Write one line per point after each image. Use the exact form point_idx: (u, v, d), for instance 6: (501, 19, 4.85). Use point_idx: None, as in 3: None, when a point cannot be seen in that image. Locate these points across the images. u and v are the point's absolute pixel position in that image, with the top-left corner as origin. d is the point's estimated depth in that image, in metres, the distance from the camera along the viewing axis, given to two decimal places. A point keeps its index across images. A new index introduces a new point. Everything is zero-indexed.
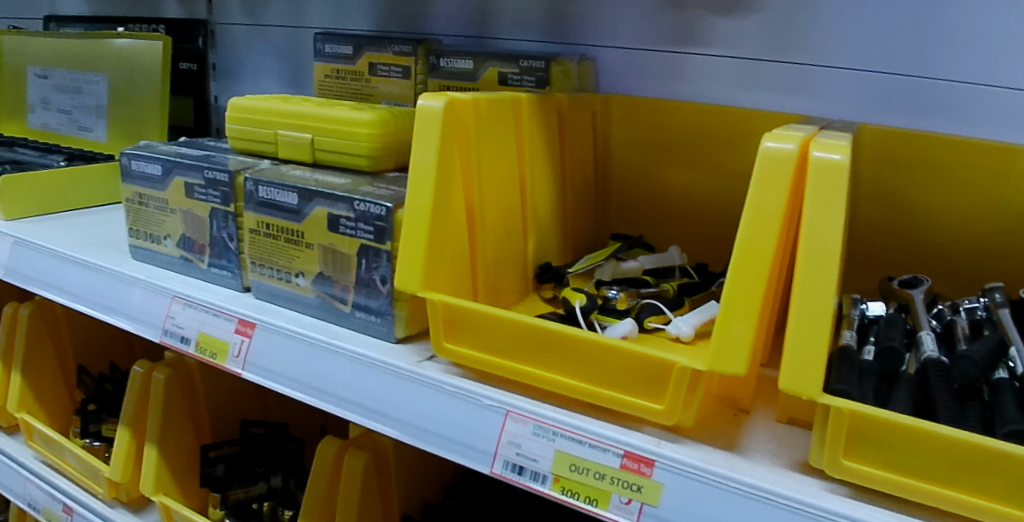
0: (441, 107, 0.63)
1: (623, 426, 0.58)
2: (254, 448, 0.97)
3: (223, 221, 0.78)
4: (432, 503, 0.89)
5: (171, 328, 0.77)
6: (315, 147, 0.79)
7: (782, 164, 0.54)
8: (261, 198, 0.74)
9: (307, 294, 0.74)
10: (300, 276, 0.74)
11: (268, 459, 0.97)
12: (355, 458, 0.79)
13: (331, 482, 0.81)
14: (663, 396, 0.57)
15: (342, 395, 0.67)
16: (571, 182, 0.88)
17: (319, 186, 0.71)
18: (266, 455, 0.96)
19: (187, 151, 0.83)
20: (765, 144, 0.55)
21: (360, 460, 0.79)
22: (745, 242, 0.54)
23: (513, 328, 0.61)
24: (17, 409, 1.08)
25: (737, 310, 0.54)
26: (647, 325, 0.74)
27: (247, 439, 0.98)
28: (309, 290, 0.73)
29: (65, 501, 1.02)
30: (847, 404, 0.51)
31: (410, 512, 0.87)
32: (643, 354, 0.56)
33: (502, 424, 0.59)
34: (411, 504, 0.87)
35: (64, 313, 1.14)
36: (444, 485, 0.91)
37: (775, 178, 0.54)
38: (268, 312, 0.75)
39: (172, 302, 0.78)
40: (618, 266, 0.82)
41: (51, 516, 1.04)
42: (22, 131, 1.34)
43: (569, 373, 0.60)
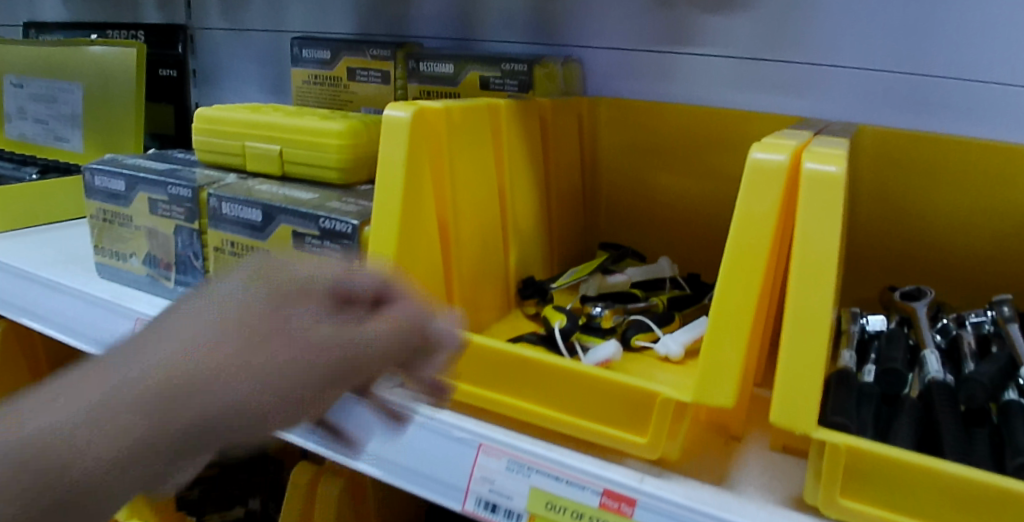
0: (408, 116, 0.59)
1: (604, 459, 0.54)
2: (232, 471, 0.95)
3: (187, 239, 0.74)
4: None
5: None
6: (284, 159, 0.75)
7: (771, 176, 0.50)
8: (225, 214, 0.70)
9: None
10: None
11: (246, 481, 0.95)
12: (331, 485, 0.75)
13: (305, 510, 0.77)
14: (646, 428, 0.53)
15: None
16: (556, 190, 0.84)
17: (283, 202, 0.67)
18: (247, 481, 0.94)
19: (151, 164, 0.80)
20: (754, 154, 0.51)
21: (337, 487, 0.75)
22: (732, 260, 0.50)
23: (486, 354, 0.57)
24: None
25: (724, 334, 0.50)
26: (634, 343, 0.70)
27: (224, 461, 0.96)
28: None
29: None
30: (842, 439, 0.47)
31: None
32: (624, 383, 0.52)
33: (474, 458, 0.56)
34: None
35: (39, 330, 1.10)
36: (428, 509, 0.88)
37: (764, 191, 0.50)
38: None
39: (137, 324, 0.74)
40: (603, 280, 0.78)
41: None
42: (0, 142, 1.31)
43: (548, 403, 0.56)
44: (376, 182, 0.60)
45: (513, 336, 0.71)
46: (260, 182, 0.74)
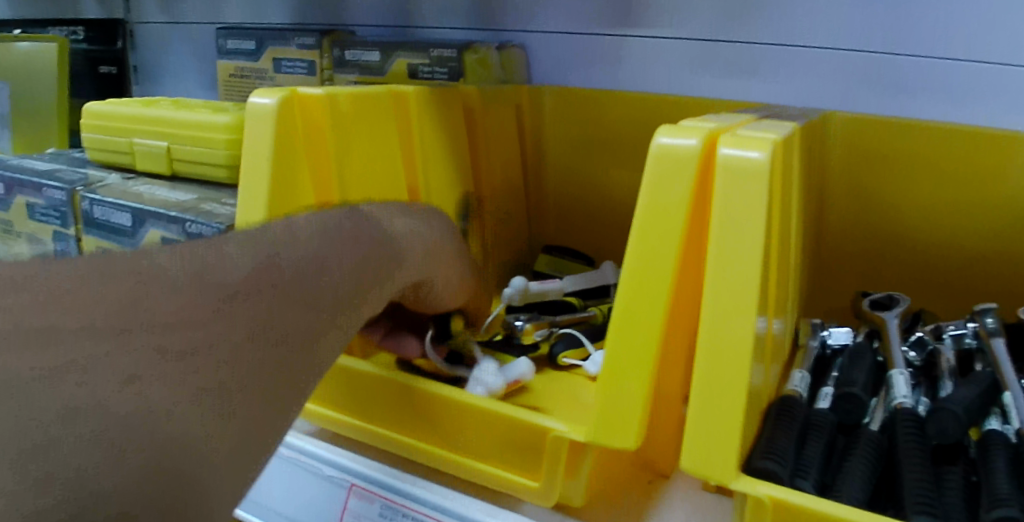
0: (274, 105, 0.49)
1: (496, 505, 0.45)
2: None
3: (65, 246, 0.63)
4: None
5: None
6: (172, 157, 0.63)
7: (679, 165, 0.40)
8: (97, 220, 0.59)
9: None
10: None
11: None
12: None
13: None
14: (538, 470, 0.44)
15: None
16: (492, 191, 0.74)
17: (152, 204, 0.56)
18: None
19: (35, 164, 0.69)
20: (659, 139, 0.41)
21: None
22: (634, 273, 0.41)
23: (362, 379, 0.48)
24: None
25: (623, 365, 0.42)
26: (562, 361, 0.60)
27: None
28: None
29: None
30: (766, 492, 0.39)
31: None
32: (510, 417, 0.43)
33: (344, 501, 0.46)
34: None
35: None
36: None
37: (668, 188, 0.40)
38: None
39: None
40: (529, 290, 0.64)
41: None
42: None
43: (427, 438, 0.47)
44: (242, 181, 0.51)
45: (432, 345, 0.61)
46: (141, 183, 0.62)
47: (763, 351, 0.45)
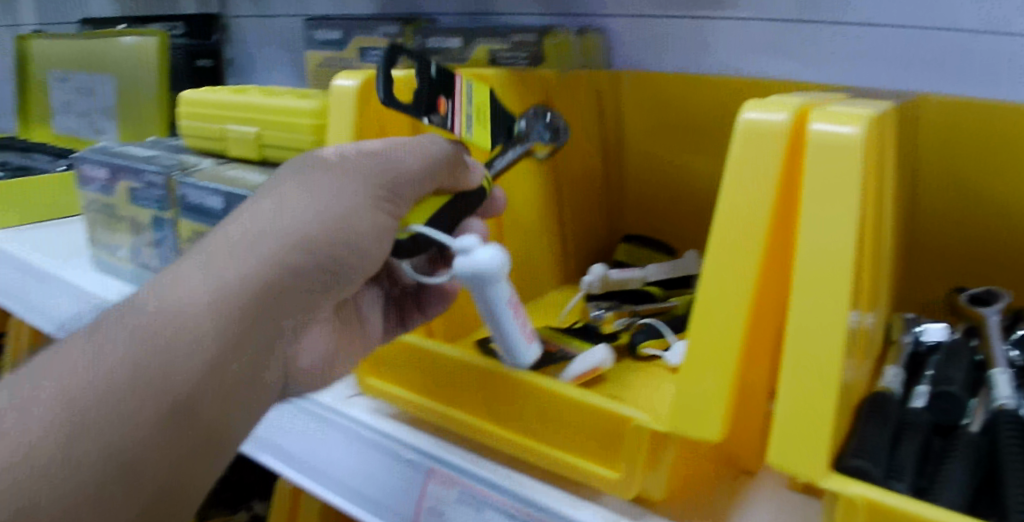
0: (355, 87, 0.50)
1: (573, 496, 0.44)
2: None
3: (162, 228, 0.65)
4: None
5: None
6: (262, 143, 0.64)
7: (765, 143, 0.39)
8: (192, 203, 0.61)
9: None
10: None
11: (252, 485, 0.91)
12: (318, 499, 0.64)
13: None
14: (617, 461, 0.42)
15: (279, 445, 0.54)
16: (572, 177, 0.73)
17: (243, 188, 0.57)
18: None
19: (138, 151, 0.71)
20: (745, 115, 0.39)
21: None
22: (716, 255, 0.40)
23: (440, 363, 0.47)
24: None
25: (705, 354, 0.40)
26: (642, 352, 0.58)
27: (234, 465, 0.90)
28: None
29: None
30: (859, 493, 0.37)
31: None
32: (589, 406, 0.42)
33: (422, 486, 0.45)
34: None
35: None
36: None
37: (752, 165, 0.39)
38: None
39: None
40: (608, 278, 0.64)
41: None
42: (49, 136, 1.33)
43: (504, 424, 0.45)
44: None
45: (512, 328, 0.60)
46: (232, 168, 0.63)
47: (853, 344, 0.42)
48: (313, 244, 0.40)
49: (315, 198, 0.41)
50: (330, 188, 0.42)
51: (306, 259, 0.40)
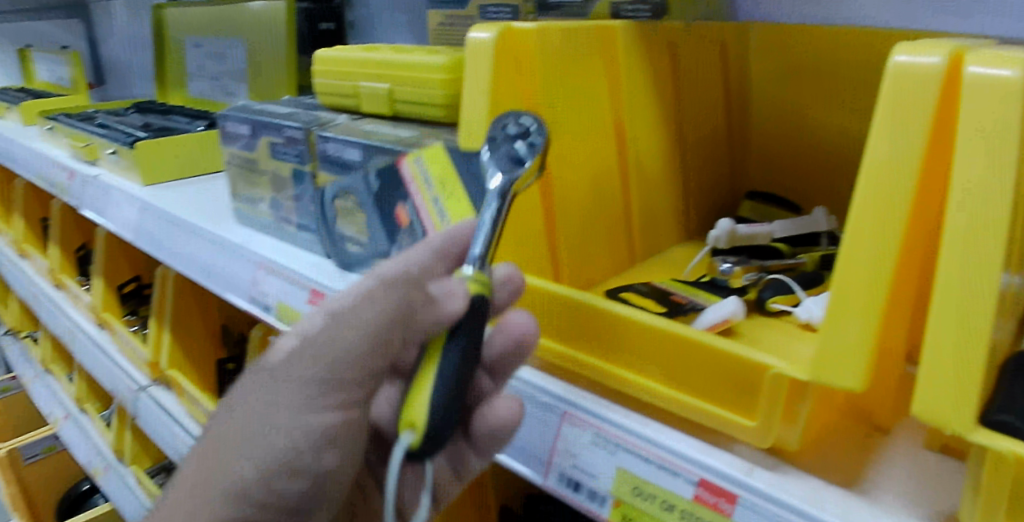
0: (490, 40, 0.52)
1: (706, 443, 0.45)
2: None
3: (303, 182, 0.65)
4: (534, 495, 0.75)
5: (257, 297, 0.65)
6: (393, 99, 0.64)
7: (918, 87, 0.37)
8: (331, 156, 0.61)
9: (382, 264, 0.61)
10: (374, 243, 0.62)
11: None
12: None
13: None
14: (754, 410, 0.43)
15: None
16: (695, 131, 0.72)
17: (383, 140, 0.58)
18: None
19: (276, 108, 0.71)
20: (896, 58, 0.38)
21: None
22: (863, 201, 0.39)
23: (574, 307, 0.49)
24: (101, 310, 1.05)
25: (847, 306, 0.39)
26: (770, 307, 0.58)
27: None
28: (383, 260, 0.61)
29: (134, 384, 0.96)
30: (1011, 448, 0.34)
31: (508, 503, 0.73)
32: (727, 353, 0.43)
33: (557, 427, 0.47)
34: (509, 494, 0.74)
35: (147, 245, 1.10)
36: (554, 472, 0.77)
37: (904, 108, 0.37)
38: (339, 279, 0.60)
39: (257, 270, 0.65)
40: (736, 233, 0.63)
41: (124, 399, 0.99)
42: (185, 98, 1.41)
43: (639, 369, 0.46)
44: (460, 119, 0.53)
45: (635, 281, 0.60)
46: (368, 123, 0.64)
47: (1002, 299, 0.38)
48: (262, 470, 0.40)
49: (251, 420, 0.40)
50: (264, 400, 0.40)
51: (257, 482, 0.40)
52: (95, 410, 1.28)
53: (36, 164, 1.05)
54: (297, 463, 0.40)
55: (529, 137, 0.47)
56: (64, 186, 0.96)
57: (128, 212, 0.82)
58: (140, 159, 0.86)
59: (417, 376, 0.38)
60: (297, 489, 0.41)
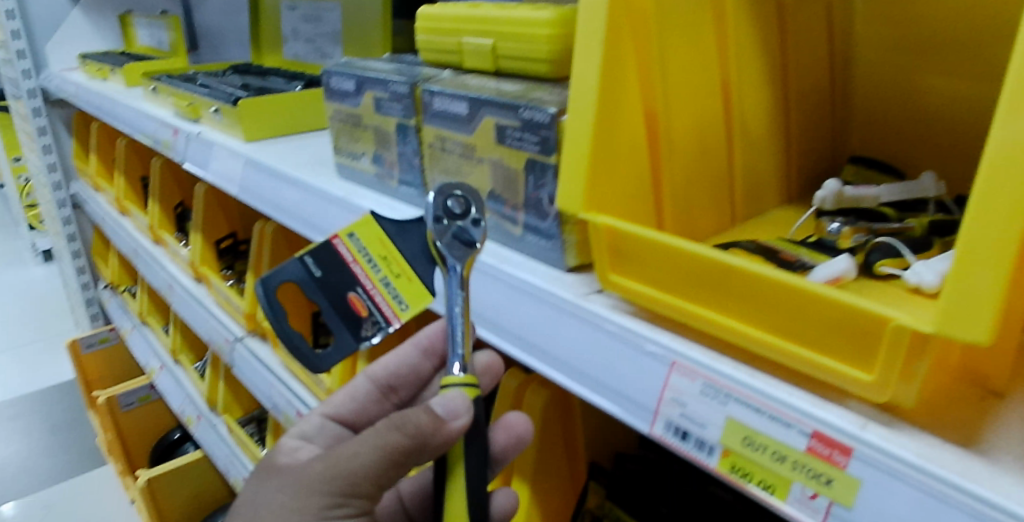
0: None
1: (817, 397, 0.44)
2: None
3: (406, 136, 0.67)
4: (624, 453, 0.75)
5: None
6: (497, 54, 0.65)
7: None
8: (436, 109, 0.62)
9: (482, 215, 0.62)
10: None
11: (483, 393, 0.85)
12: (537, 395, 0.65)
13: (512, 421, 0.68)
14: (873, 364, 0.42)
15: (515, 332, 0.56)
16: (797, 93, 0.70)
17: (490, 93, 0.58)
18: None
19: (377, 65, 0.73)
20: None
21: (542, 398, 0.65)
22: (998, 146, 0.36)
23: (681, 257, 0.47)
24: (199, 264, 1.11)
25: (977, 260, 0.37)
26: (878, 271, 0.56)
27: None
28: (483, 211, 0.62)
29: (228, 334, 1.02)
30: None
31: (598, 461, 0.73)
32: (851, 307, 0.41)
33: (665, 377, 0.47)
34: (600, 452, 0.74)
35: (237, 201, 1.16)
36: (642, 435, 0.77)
37: None
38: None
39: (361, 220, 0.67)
40: (843, 194, 0.63)
41: (219, 347, 1.04)
42: (279, 61, 1.45)
43: (751, 320, 0.46)
44: (570, 86, 0.50)
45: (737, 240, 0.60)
46: (472, 78, 0.65)
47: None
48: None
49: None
50: (290, 515, 0.47)
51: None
52: (190, 361, 1.34)
53: (143, 124, 1.11)
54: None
55: (468, 212, 0.53)
56: (168, 143, 1.01)
57: (231, 166, 0.86)
58: (243, 116, 0.89)
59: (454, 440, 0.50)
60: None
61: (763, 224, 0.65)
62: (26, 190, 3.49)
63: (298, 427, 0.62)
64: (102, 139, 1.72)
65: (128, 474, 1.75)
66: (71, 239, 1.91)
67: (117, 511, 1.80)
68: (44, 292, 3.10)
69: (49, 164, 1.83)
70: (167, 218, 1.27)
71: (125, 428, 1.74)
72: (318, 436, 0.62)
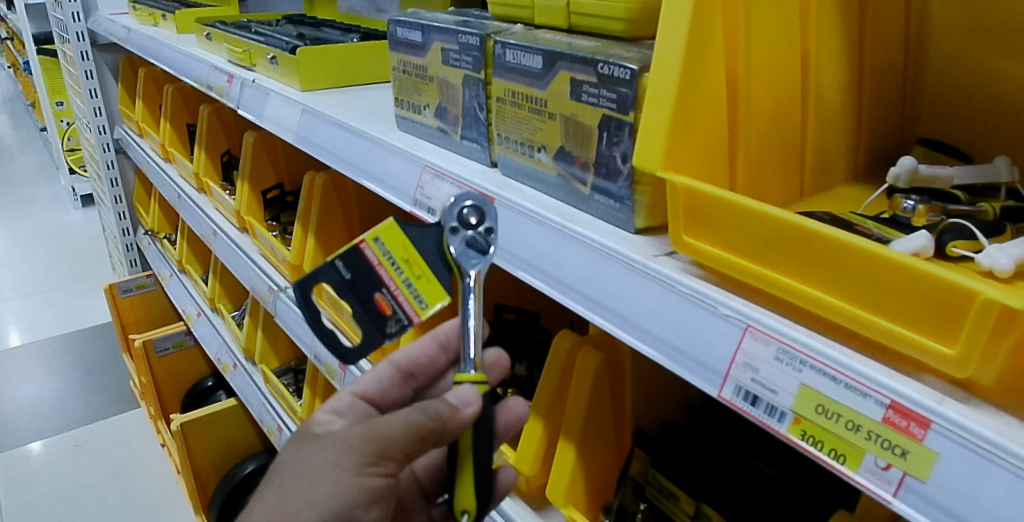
0: None
1: (894, 370, 0.42)
2: (505, 336, 0.87)
3: (474, 90, 0.67)
4: (670, 422, 0.75)
5: (421, 200, 0.67)
6: (570, 10, 0.63)
7: None
8: (508, 63, 0.62)
9: (548, 171, 0.62)
10: (541, 151, 0.62)
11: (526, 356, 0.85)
12: (590, 357, 0.66)
13: (563, 378, 0.70)
14: (956, 338, 0.40)
15: (571, 285, 0.56)
16: (873, 67, 0.68)
17: (566, 47, 0.57)
18: (524, 351, 0.84)
19: (445, 17, 0.73)
20: None
21: (595, 361, 0.66)
22: None
23: (761, 221, 0.46)
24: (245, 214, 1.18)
25: None
26: (951, 252, 0.53)
27: (498, 326, 0.89)
28: (550, 168, 0.61)
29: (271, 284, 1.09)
30: None
31: (642, 428, 0.73)
32: (932, 278, 0.40)
33: (738, 341, 0.46)
34: (646, 417, 0.74)
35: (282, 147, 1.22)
36: (688, 406, 0.77)
37: None
38: (509, 190, 0.64)
39: (423, 172, 0.68)
40: (918, 172, 0.60)
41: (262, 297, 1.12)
42: (333, 15, 1.44)
43: (831, 288, 0.44)
44: (652, 61, 0.50)
45: (805, 212, 0.59)
46: (545, 33, 0.64)
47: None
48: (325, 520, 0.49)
49: (316, 479, 0.49)
50: (331, 469, 0.50)
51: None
52: (226, 311, 1.42)
53: (198, 69, 1.12)
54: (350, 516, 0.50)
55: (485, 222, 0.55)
56: (223, 88, 1.03)
57: (289, 114, 0.88)
58: (301, 65, 0.90)
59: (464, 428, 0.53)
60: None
61: (829, 198, 0.65)
62: (67, 135, 3.54)
63: (329, 404, 0.62)
64: (150, 85, 1.73)
65: (161, 417, 1.80)
66: (114, 183, 1.94)
67: (147, 451, 1.85)
68: (82, 235, 3.16)
69: (96, 108, 1.86)
70: (212, 165, 1.37)
71: (160, 372, 1.78)
72: (348, 414, 0.62)
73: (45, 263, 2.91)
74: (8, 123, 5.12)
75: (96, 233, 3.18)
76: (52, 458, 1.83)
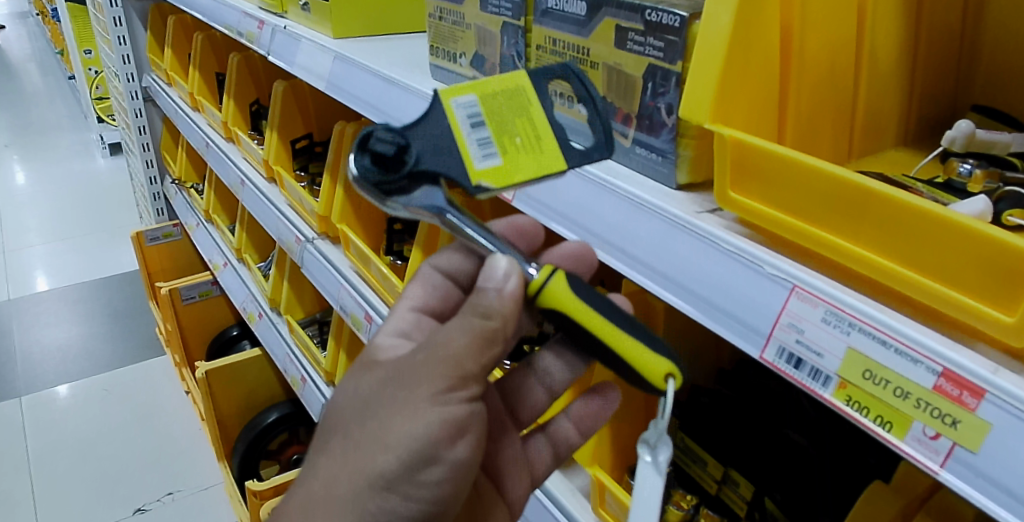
0: None
1: (946, 337, 0.40)
2: None
3: (512, 38, 0.66)
4: (701, 387, 0.74)
5: None
6: None
7: None
8: (549, 8, 0.60)
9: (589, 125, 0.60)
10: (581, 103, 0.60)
11: None
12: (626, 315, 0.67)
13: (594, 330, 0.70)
14: (1015, 305, 0.37)
15: (603, 235, 0.56)
16: (931, 22, 0.65)
17: None
18: None
19: None
20: None
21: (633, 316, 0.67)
22: None
23: (812, 178, 0.44)
24: (274, 164, 1.19)
25: None
26: (1006, 221, 0.51)
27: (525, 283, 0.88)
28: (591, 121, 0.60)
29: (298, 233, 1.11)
30: None
31: None
32: (996, 242, 0.37)
33: (783, 301, 0.45)
34: None
35: (311, 96, 1.22)
36: (718, 371, 0.75)
37: None
38: None
39: None
40: (975, 137, 0.58)
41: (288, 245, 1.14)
42: None
43: (881, 249, 0.42)
44: (700, 19, 0.48)
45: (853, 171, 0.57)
46: None
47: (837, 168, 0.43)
48: (404, 461, 0.46)
49: (390, 417, 0.46)
50: (404, 404, 0.46)
51: (400, 471, 0.46)
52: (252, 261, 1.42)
53: (228, 16, 1.11)
54: (432, 453, 0.46)
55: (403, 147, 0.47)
56: (254, 35, 1.02)
57: (321, 62, 0.87)
58: (334, 11, 0.89)
59: (563, 303, 0.48)
60: (435, 476, 0.48)
61: (877, 162, 0.63)
62: (95, 83, 3.58)
63: (394, 326, 0.57)
64: (179, 33, 1.73)
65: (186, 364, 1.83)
66: (141, 131, 1.94)
67: (173, 395, 1.89)
68: (110, 182, 3.20)
69: (124, 56, 1.86)
70: (241, 115, 1.38)
71: (186, 319, 1.81)
72: (415, 332, 0.57)
73: (73, 209, 2.95)
74: (37, 70, 5.16)
75: (122, 180, 3.22)
76: (80, 400, 1.87)
